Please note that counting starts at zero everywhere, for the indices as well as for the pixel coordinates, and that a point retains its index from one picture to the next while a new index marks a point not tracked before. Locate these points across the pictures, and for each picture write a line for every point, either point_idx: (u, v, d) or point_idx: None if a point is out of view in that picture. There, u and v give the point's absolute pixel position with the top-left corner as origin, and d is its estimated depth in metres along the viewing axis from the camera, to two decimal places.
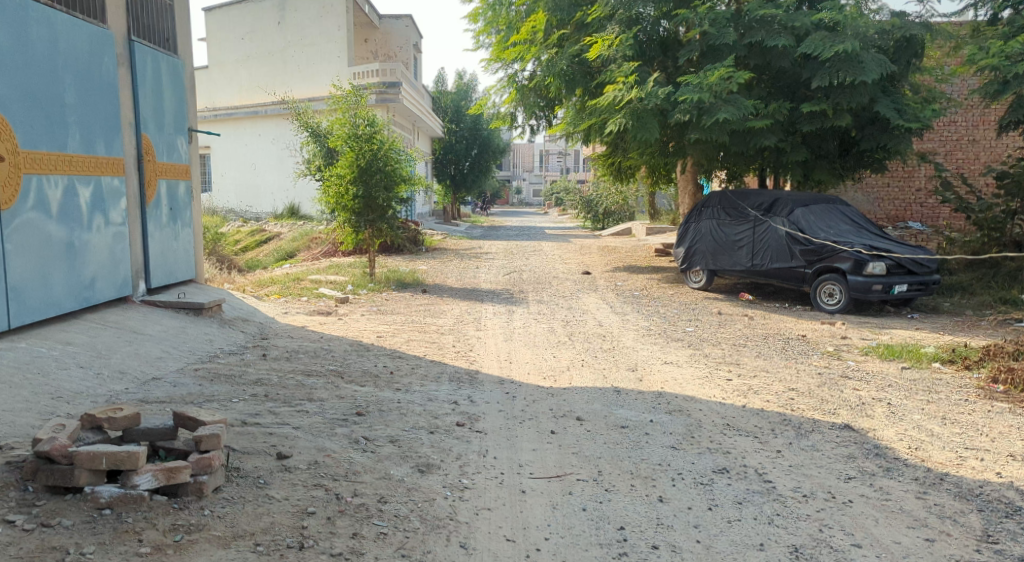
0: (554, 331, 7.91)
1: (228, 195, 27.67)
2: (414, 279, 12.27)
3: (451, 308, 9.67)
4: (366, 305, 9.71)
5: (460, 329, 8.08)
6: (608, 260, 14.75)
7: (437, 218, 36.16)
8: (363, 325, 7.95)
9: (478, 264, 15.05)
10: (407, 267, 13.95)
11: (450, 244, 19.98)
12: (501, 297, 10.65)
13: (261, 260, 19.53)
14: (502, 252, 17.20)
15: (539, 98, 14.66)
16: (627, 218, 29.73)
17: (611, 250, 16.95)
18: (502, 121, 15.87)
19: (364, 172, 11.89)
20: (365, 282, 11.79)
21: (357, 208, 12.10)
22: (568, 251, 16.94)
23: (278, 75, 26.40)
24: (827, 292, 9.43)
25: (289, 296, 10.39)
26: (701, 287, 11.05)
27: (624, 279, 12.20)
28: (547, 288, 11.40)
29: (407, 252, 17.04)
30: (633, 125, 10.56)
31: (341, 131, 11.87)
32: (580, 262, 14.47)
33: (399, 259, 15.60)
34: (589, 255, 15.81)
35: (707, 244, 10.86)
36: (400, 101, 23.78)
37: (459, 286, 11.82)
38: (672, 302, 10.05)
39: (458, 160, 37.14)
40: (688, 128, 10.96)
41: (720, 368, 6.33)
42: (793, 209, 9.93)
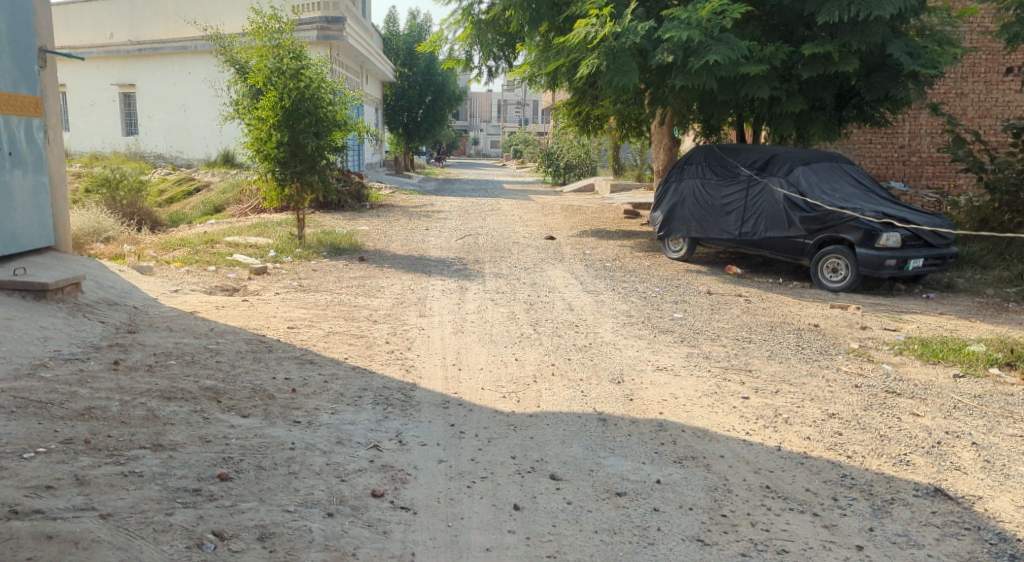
0: (514, 318, 6.41)
1: (156, 140, 25.14)
2: (351, 244, 10.57)
3: (391, 284, 8.07)
4: (288, 278, 8.03)
5: (398, 314, 6.52)
6: (573, 222, 13.25)
7: (388, 169, 34.06)
8: (274, 309, 6.31)
9: (428, 225, 13.40)
10: (346, 229, 12.22)
11: (398, 199, 18.20)
12: (452, 268, 9.08)
13: (186, 214, 17.47)
14: (456, 210, 15.55)
15: (498, 36, 12.84)
16: (589, 173, 28.20)
17: (576, 209, 15.44)
18: (457, 63, 13.98)
19: (289, 116, 10.05)
20: (293, 246, 10.05)
21: (281, 159, 10.30)
22: (528, 210, 15.38)
23: (208, 7, 23.71)
24: (830, 268, 8.06)
25: (195, 264, 8.61)
26: (682, 257, 9.61)
27: (592, 246, 10.72)
28: (506, 256, 9.85)
29: (349, 209, 15.25)
30: (607, 66, 8.89)
31: (260, 67, 9.97)
32: (542, 225, 12.94)
33: (339, 219, 13.83)
34: (551, 215, 14.27)
35: (690, 208, 9.38)
36: (344, 38, 21.53)
37: (403, 253, 10.20)
38: (650, 276, 8.62)
39: (411, 107, 34.86)
40: (670, 72, 9.33)
41: (729, 378, 4.92)
42: (792, 167, 8.48)
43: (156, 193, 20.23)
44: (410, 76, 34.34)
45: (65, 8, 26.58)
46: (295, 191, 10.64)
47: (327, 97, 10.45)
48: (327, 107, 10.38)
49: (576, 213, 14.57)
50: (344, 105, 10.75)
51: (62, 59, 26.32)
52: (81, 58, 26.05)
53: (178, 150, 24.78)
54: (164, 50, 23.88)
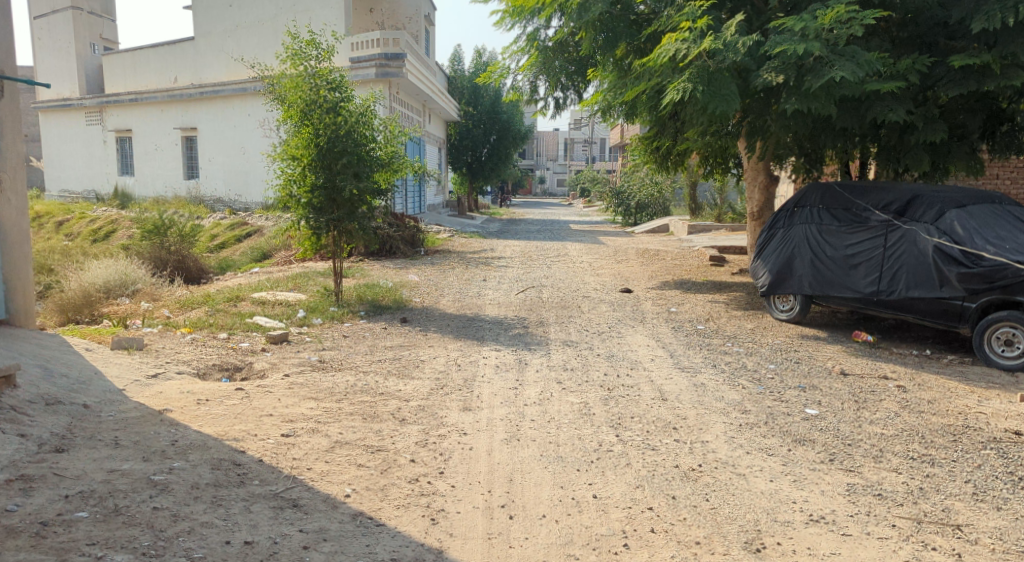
0: (588, 417, 4.75)
1: (215, 183, 24.81)
2: (394, 300, 9.18)
3: (435, 356, 6.56)
4: (310, 349, 6.62)
5: (435, 408, 4.97)
6: (650, 271, 11.55)
7: (450, 209, 33.10)
8: (276, 400, 4.87)
9: (486, 274, 11.94)
10: (394, 280, 10.86)
11: (457, 243, 16.89)
12: (510, 333, 7.52)
13: (235, 260, 16.61)
14: (519, 256, 14.06)
15: (567, 63, 11.42)
16: (662, 212, 26.42)
17: (653, 255, 13.73)
18: (521, 95, 12.58)
19: (325, 155, 8.79)
20: (327, 304, 8.74)
21: (317, 205, 9.03)
22: (599, 256, 13.77)
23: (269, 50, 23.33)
24: (1004, 339, 6.01)
25: (207, 330, 7.36)
26: (793, 318, 7.88)
27: (676, 305, 9.00)
28: (574, 317, 8.25)
29: (402, 256, 13.98)
30: (701, 90, 7.32)
31: (293, 98, 8.78)
32: (614, 275, 11.31)
33: (389, 268, 12.53)
34: (626, 262, 12.60)
35: (804, 259, 7.66)
36: (403, 75, 20.60)
37: (453, 312, 8.71)
38: (756, 347, 6.87)
39: (475, 146, 33.95)
40: (779, 94, 7.70)
41: (930, 545, 3.13)
42: (943, 210, 6.60)
43: (208, 237, 19.60)
44: (474, 115, 33.47)
45: (133, 54, 26.80)
46: (333, 239, 9.35)
47: (369, 134, 9.15)
48: (370, 144, 9.09)
49: (652, 259, 12.85)
50: (391, 142, 9.44)
51: (128, 104, 26.42)
52: (146, 103, 26.08)
53: (237, 193, 24.35)
54: (225, 93, 23.56)
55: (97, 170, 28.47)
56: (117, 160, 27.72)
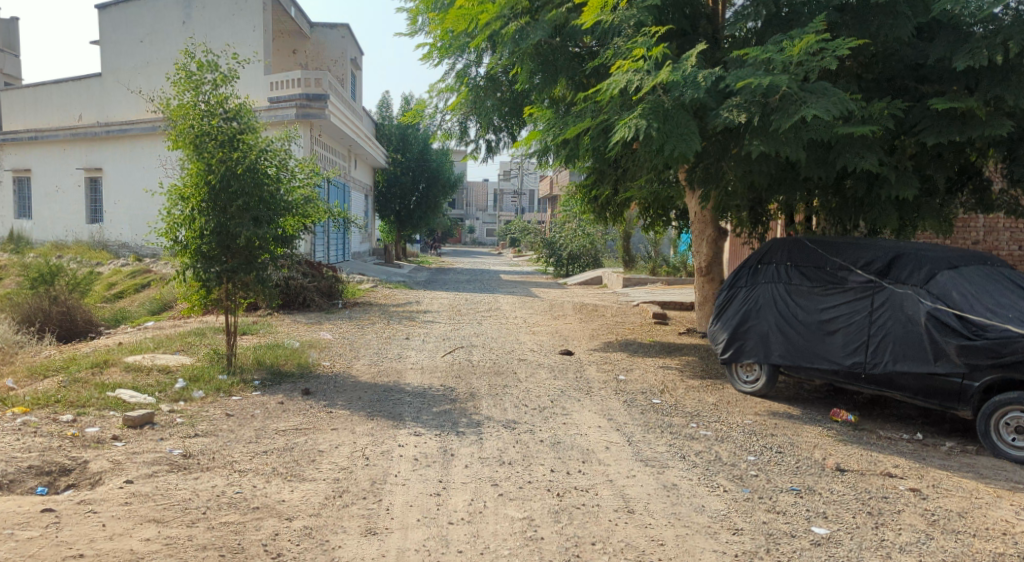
0: (537, 548, 3.54)
1: (118, 226, 22.69)
2: (298, 365, 7.77)
3: (338, 443, 5.23)
4: (176, 435, 5.17)
5: (330, 533, 3.67)
6: (591, 329, 10.52)
7: (376, 257, 31.62)
8: (97, 529, 3.44)
9: (410, 331, 10.68)
10: (301, 339, 9.46)
11: (380, 294, 15.53)
12: (434, 409, 6.26)
13: (128, 312, 14.71)
14: (447, 310, 12.84)
15: (502, 102, 10.47)
16: (595, 263, 25.82)
17: (591, 310, 12.77)
18: (450, 137, 11.46)
19: (218, 195, 7.32)
20: (213, 370, 7.22)
21: (206, 254, 7.50)
22: (534, 311, 12.69)
23: None
24: (1015, 427, 5.20)
25: (49, 409, 5.74)
26: (758, 391, 6.93)
27: (625, 373, 7.93)
28: (511, 388, 7.06)
29: (316, 309, 12.53)
30: (658, 128, 6.44)
31: (180, 126, 7.37)
32: (553, 335, 10.21)
33: (298, 324, 11.06)
34: (564, 319, 11.56)
35: (771, 323, 6.78)
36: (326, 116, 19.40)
37: (368, 379, 7.41)
38: (727, 430, 5.82)
39: (403, 193, 32.80)
40: (740, 137, 6.91)
41: None
42: (933, 272, 5.86)
43: (103, 285, 17.52)
44: (403, 161, 32.40)
45: (32, 89, 24.62)
46: (224, 294, 7.81)
47: (273, 172, 7.79)
48: (277, 183, 7.73)
49: (591, 316, 11.84)
50: (301, 182, 8.10)
51: (26, 140, 24.16)
52: (45, 140, 23.88)
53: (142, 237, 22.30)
54: (133, 131, 21.71)
55: None
56: (12, 202, 25.20)
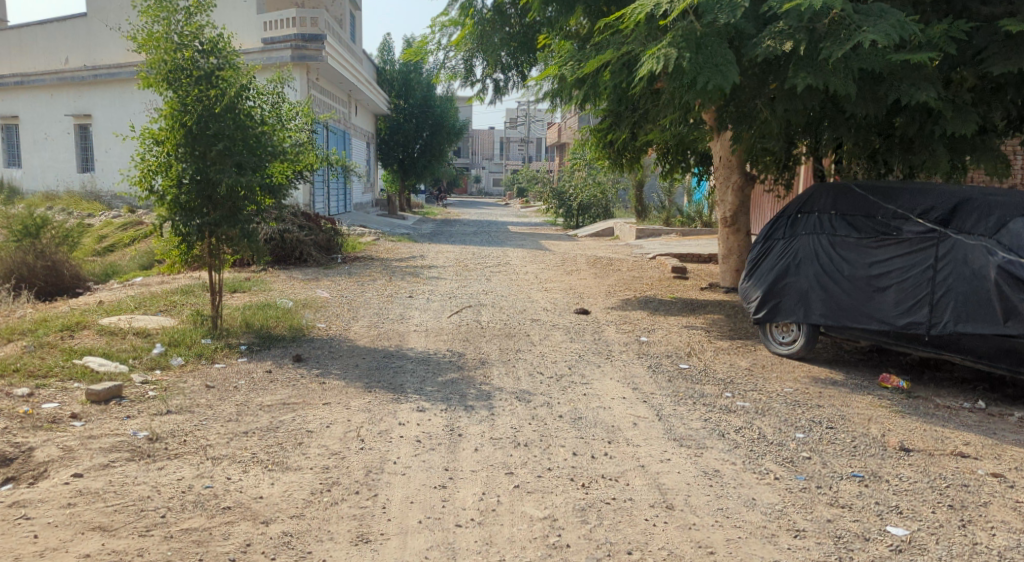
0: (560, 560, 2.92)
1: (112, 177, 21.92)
2: (290, 328, 7.13)
3: (331, 421, 4.62)
4: (146, 413, 4.57)
5: (312, 539, 3.07)
6: (607, 285, 9.85)
7: (379, 209, 30.83)
8: (26, 541, 2.84)
9: (414, 289, 10.04)
10: (297, 298, 8.82)
11: (383, 248, 14.85)
12: (439, 378, 5.65)
13: (121, 267, 14.10)
14: (453, 265, 12.16)
15: (509, 38, 9.60)
16: (605, 214, 25.01)
17: (605, 264, 12.07)
18: (455, 78, 10.60)
19: (195, 139, 6.58)
20: (196, 334, 6.62)
21: (186, 206, 6.74)
22: (545, 265, 12.00)
23: None
24: None
25: (8, 381, 5.15)
26: (797, 353, 6.28)
27: (646, 334, 7.28)
28: (524, 353, 6.43)
29: (315, 265, 11.87)
30: (688, 58, 5.66)
31: (153, 61, 6.61)
32: (565, 292, 9.54)
33: (294, 282, 10.42)
34: (577, 274, 10.87)
35: (813, 280, 6.09)
36: (323, 59, 18.43)
37: (367, 344, 6.79)
38: (766, 401, 5.18)
39: (407, 142, 31.80)
40: (780, 69, 6.11)
41: None
42: (1006, 219, 5.11)
43: (95, 239, 16.87)
44: (406, 109, 31.32)
45: (18, 31, 23.56)
46: (209, 250, 7.10)
47: (256, 114, 7.02)
48: (261, 125, 6.96)
49: (605, 270, 11.15)
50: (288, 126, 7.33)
51: (13, 86, 23.17)
52: (33, 86, 22.91)
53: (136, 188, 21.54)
54: (123, 76, 20.76)
55: None
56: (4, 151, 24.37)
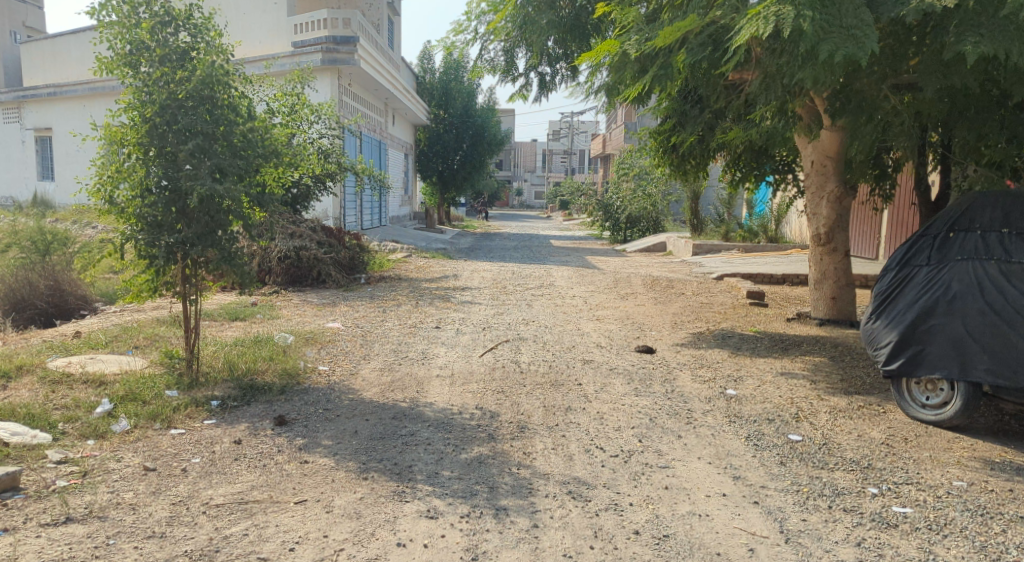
0: None
1: None
2: (280, 375, 5.71)
3: (298, 539, 3.14)
4: (34, 525, 3.14)
5: None
6: (671, 316, 8.21)
7: (417, 222, 29.67)
8: None
9: (443, 317, 8.59)
10: (301, 330, 7.42)
11: (414, 265, 13.47)
12: (465, 455, 4.15)
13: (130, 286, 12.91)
14: (490, 287, 10.68)
15: (558, 20, 8.08)
16: (656, 228, 23.37)
17: (666, 287, 10.44)
18: (494, 72, 9.13)
19: (164, 137, 5.27)
20: (161, 385, 5.22)
21: (154, 223, 5.38)
22: (595, 288, 10.42)
23: None
24: None
25: None
26: (948, 422, 4.56)
27: (733, 385, 5.65)
28: (576, 415, 4.88)
29: (334, 288, 10.51)
30: (813, 17, 4.03)
31: (113, 40, 5.30)
32: (622, 325, 7.95)
33: (307, 309, 9.08)
34: (635, 300, 9.27)
35: (979, 320, 4.39)
36: (355, 62, 17.25)
37: (376, 397, 5.33)
38: (937, 506, 3.52)
39: (447, 153, 30.66)
40: (932, 36, 4.45)
41: None
42: None
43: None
44: (446, 119, 30.13)
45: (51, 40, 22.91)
46: (182, 275, 5.73)
47: (242, 106, 5.67)
48: (248, 119, 5.63)
49: (668, 295, 9.52)
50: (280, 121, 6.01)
51: (44, 97, 22.42)
52: (65, 97, 22.19)
53: None
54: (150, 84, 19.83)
55: (14, 174, 24.45)
56: (35, 163, 23.86)
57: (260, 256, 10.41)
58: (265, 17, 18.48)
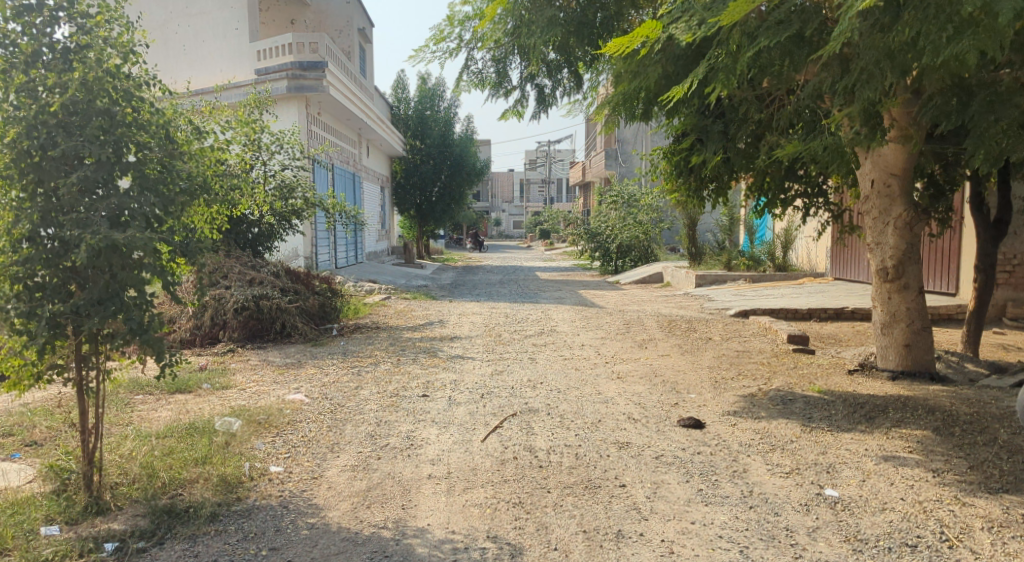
0: None
1: None
2: (215, 488, 4.18)
3: None
4: None
5: None
6: (709, 374, 6.79)
7: (395, 257, 28.16)
8: None
9: (431, 378, 7.07)
10: (254, 409, 5.88)
11: (394, 309, 11.95)
12: None
13: None
14: (483, 336, 9.18)
15: (562, 20, 6.78)
16: (649, 257, 22.08)
17: (687, 331, 9.04)
18: (483, 86, 7.76)
19: (45, 169, 3.88)
20: (36, 522, 3.66)
21: (36, 286, 3.90)
22: (606, 333, 8.98)
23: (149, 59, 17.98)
24: None
25: None
26: None
27: (829, 481, 4.22)
28: (634, 551, 3.39)
29: (300, 343, 8.96)
30: None
31: None
32: (651, 386, 6.51)
33: (266, 373, 7.53)
34: (657, 351, 7.84)
35: None
36: (323, 88, 15.88)
37: (344, 523, 3.81)
38: None
39: (424, 184, 29.22)
40: None
41: None
42: None
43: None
44: (423, 149, 28.80)
45: None
46: (78, 354, 4.20)
47: (157, 128, 4.33)
48: (166, 142, 4.33)
49: (695, 343, 8.11)
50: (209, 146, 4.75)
51: None
52: None
53: None
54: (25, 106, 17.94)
55: None
56: None
57: (213, 308, 8.86)
58: (207, 46, 17.31)
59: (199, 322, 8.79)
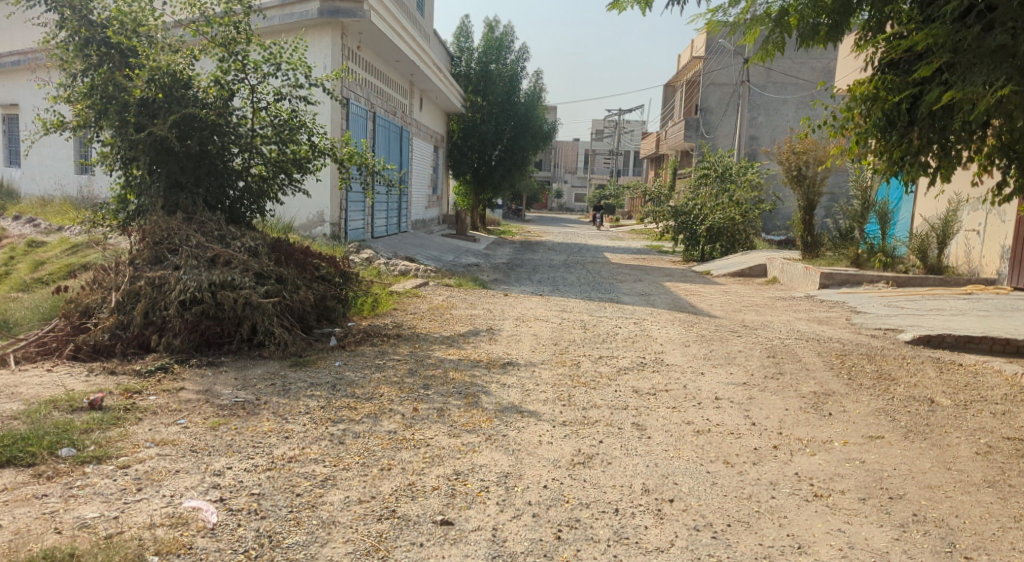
0: None
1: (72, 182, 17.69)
2: None
3: None
4: None
5: None
6: (1007, 511, 3.44)
7: (445, 227, 25.11)
8: None
9: (463, 466, 3.93)
10: (88, 549, 2.85)
11: (431, 303, 8.86)
12: None
13: None
14: (552, 364, 5.99)
15: None
16: (745, 244, 18.38)
17: (879, 377, 5.68)
18: None
19: None
20: None
21: None
22: (747, 376, 5.66)
23: None
24: None
25: None
26: None
27: None
28: None
29: (276, 360, 5.98)
30: None
31: None
32: (900, 537, 3.21)
33: (192, 423, 4.53)
34: (855, 430, 4.50)
35: None
36: (363, 14, 12.73)
37: None
38: None
39: (483, 147, 25.88)
40: None
41: None
42: None
43: (33, 266, 11.40)
44: (484, 107, 25.73)
45: None
46: None
47: None
48: None
49: (918, 416, 4.75)
50: None
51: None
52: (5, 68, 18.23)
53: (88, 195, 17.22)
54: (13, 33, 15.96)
55: None
56: None
57: (149, 299, 5.97)
58: None
59: (126, 320, 5.90)
